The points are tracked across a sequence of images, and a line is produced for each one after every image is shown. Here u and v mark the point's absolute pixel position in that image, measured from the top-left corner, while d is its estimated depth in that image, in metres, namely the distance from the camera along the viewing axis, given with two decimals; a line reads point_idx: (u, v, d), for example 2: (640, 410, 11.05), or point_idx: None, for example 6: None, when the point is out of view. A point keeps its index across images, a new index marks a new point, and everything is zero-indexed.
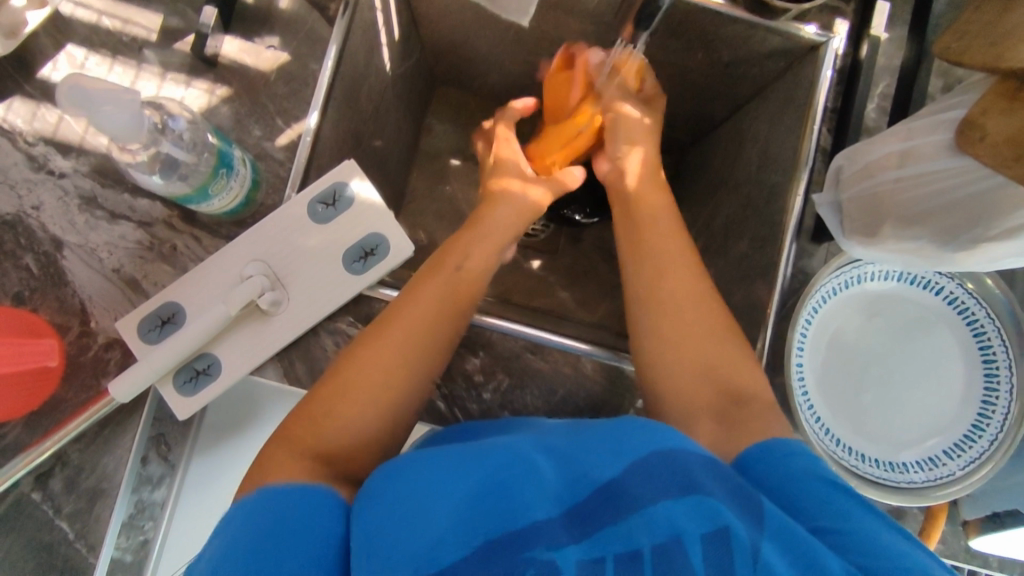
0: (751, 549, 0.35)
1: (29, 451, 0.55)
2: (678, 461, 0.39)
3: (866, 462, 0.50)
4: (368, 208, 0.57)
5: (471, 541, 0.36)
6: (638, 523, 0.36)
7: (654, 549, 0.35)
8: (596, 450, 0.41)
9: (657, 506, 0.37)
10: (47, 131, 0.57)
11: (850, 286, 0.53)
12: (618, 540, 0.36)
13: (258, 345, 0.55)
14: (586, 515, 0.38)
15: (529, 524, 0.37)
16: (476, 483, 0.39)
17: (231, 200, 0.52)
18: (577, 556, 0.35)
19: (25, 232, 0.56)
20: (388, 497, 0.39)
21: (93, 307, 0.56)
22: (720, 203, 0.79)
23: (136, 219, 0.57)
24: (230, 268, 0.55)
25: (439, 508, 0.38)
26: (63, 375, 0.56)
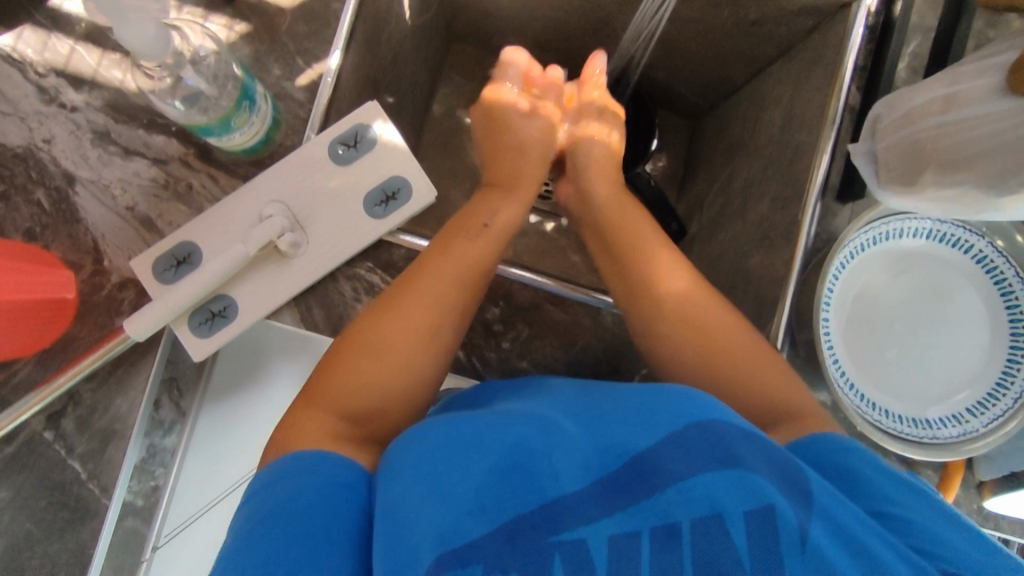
0: (797, 528, 0.33)
1: (41, 389, 0.54)
2: (714, 433, 0.37)
3: (889, 418, 0.50)
4: (391, 152, 0.56)
5: (499, 517, 0.34)
6: (673, 497, 0.34)
7: (692, 523, 0.33)
8: (626, 422, 0.39)
9: (697, 480, 0.35)
10: (59, 62, 0.55)
11: (881, 243, 0.52)
12: (653, 513, 0.34)
13: (276, 288, 0.54)
14: (617, 486, 0.36)
15: (559, 498, 0.35)
16: (502, 454, 0.37)
17: (254, 135, 0.51)
18: (610, 530, 0.34)
19: (37, 165, 0.55)
20: (407, 467, 0.37)
21: (106, 245, 0.55)
22: (738, 168, 0.77)
23: (151, 156, 0.56)
24: (248, 208, 0.54)
25: (463, 481, 0.36)
26: (76, 313, 0.55)
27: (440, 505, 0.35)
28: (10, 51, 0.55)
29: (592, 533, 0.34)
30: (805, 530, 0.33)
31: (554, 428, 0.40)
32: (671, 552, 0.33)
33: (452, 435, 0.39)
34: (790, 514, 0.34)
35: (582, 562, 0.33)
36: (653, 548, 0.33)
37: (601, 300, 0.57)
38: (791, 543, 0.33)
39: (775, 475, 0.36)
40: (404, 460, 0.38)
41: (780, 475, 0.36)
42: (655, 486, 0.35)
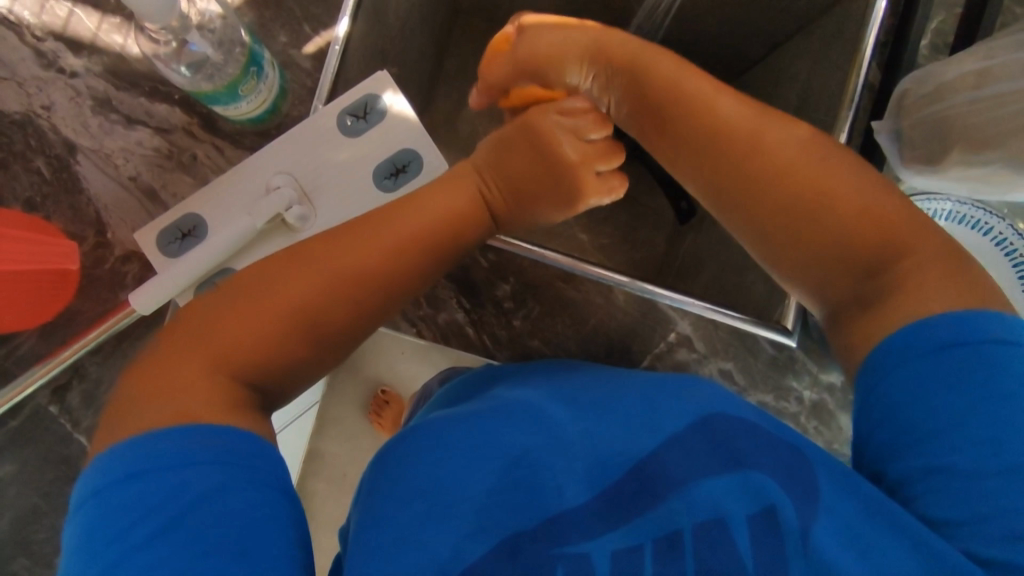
0: (798, 529, 0.34)
1: (46, 362, 0.53)
2: (716, 431, 0.38)
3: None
4: (401, 123, 0.54)
5: (499, 533, 0.34)
6: (677, 507, 0.35)
7: (695, 530, 0.34)
8: (627, 424, 0.39)
9: (699, 487, 0.35)
10: (57, 25, 0.53)
11: None
12: (655, 523, 0.34)
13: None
14: (619, 497, 0.36)
15: (562, 512, 0.35)
16: (500, 467, 0.37)
17: (261, 103, 0.49)
18: (611, 545, 0.34)
19: (36, 132, 0.53)
20: (400, 478, 0.37)
21: (109, 216, 0.54)
22: None
23: (154, 125, 0.54)
24: (255, 180, 0.53)
25: (469, 491, 0.35)
26: (79, 287, 0.54)
27: (438, 523, 0.34)
28: (6, 13, 0.53)
29: (595, 547, 0.34)
30: (807, 532, 0.34)
31: (549, 431, 0.39)
32: (674, 564, 0.33)
33: (447, 439, 0.38)
34: (795, 518, 0.34)
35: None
36: (657, 561, 0.33)
37: (613, 278, 0.57)
38: (795, 543, 0.34)
39: (784, 476, 0.36)
40: (399, 470, 0.37)
41: (786, 472, 0.36)
42: (657, 494, 0.35)
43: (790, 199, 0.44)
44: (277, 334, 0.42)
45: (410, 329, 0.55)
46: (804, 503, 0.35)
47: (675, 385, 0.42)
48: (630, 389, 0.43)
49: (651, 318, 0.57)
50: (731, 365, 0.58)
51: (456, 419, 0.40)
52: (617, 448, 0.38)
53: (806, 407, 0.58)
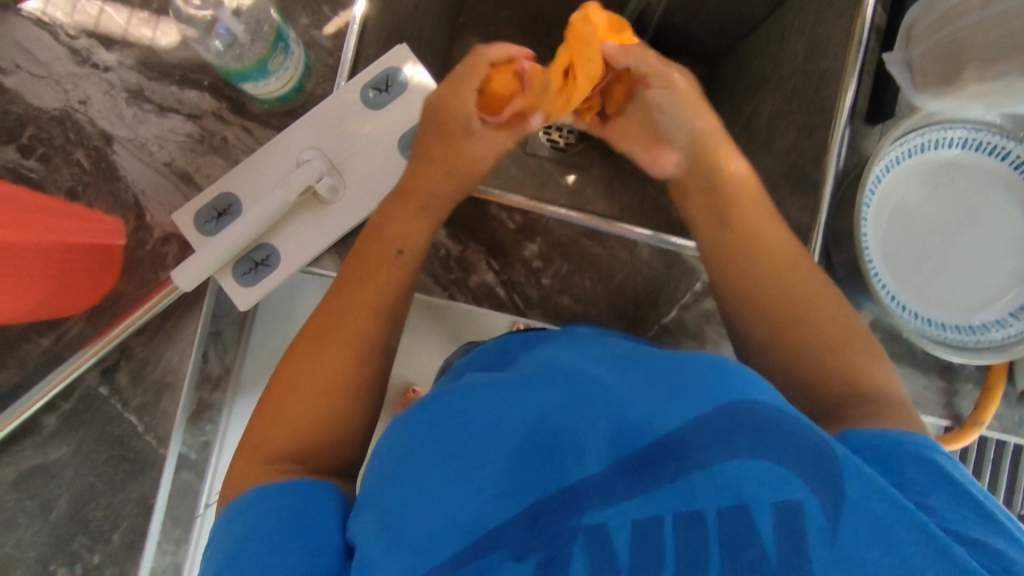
0: (825, 518, 0.31)
1: (96, 341, 0.55)
2: (749, 414, 0.33)
3: (932, 326, 0.51)
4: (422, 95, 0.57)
5: (515, 504, 0.32)
6: (699, 480, 0.32)
7: (717, 513, 0.31)
8: (649, 389, 0.36)
9: (723, 467, 0.32)
10: (89, 23, 0.56)
11: (917, 153, 0.52)
12: (676, 497, 0.32)
13: (316, 233, 0.55)
14: (642, 467, 0.33)
15: (582, 480, 0.33)
16: (515, 436, 0.35)
17: (289, 80, 0.51)
18: (631, 514, 0.31)
19: (74, 126, 0.56)
20: (414, 446, 0.36)
21: (147, 201, 0.56)
22: (760, 105, 0.75)
23: (185, 112, 0.56)
24: (285, 156, 0.55)
25: (478, 464, 0.34)
26: (122, 270, 0.56)
27: (454, 491, 0.33)
28: (40, 15, 0.55)
29: (614, 515, 0.31)
30: (839, 529, 0.30)
31: (565, 399, 0.37)
32: (696, 540, 0.30)
33: (463, 408, 0.38)
34: (821, 514, 0.31)
35: (607, 550, 0.30)
36: (677, 531, 0.30)
37: (639, 233, 0.57)
38: (821, 542, 0.30)
39: (804, 458, 0.32)
40: (415, 437, 0.37)
41: (811, 457, 0.33)
42: (681, 468, 0.32)
43: (765, 257, 0.50)
44: (320, 394, 0.44)
45: (442, 294, 0.56)
46: (830, 495, 0.32)
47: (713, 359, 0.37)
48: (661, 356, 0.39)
49: (675, 270, 0.58)
50: None
51: (473, 386, 0.39)
52: (639, 415, 0.35)
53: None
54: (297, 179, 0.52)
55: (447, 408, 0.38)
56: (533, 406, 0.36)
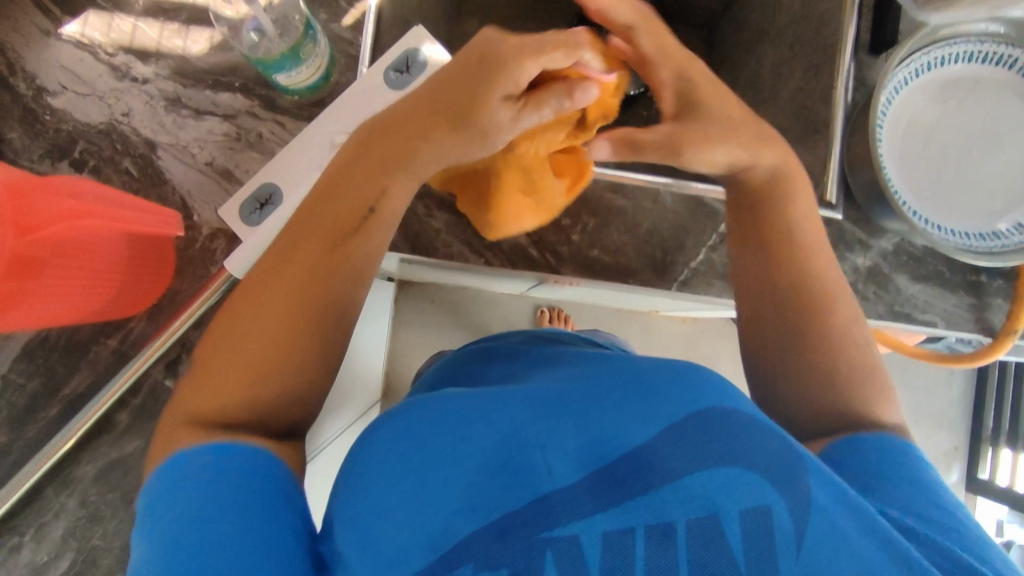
0: (791, 530, 0.31)
1: (161, 333, 0.58)
2: (718, 421, 0.34)
3: (957, 236, 0.53)
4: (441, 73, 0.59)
5: (486, 515, 0.33)
6: (669, 496, 0.32)
7: (687, 523, 0.31)
8: (618, 399, 0.37)
9: (692, 479, 0.32)
10: (125, 40, 0.60)
11: (923, 72, 0.54)
12: (648, 509, 0.32)
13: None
14: (613, 480, 0.33)
15: (553, 491, 0.33)
16: (488, 449, 0.36)
17: (318, 68, 0.55)
18: (603, 527, 0.31)
19: (120, 137, 0.59)
20: (385, 460, 0.37)
21: (194, 200, 0.59)
22: (762, 56, 0.77)
23: (221, 113, 0.60)
24: (319, 142, 0.58)
25: (450, 480, 0.34)
26: (177, 269, 0.58)
27: (426, 500, 0.34)
28: (80, 38, 0.59)
29: (587, 529, 0.31)
30: (802, 536, 0.31)
31: (539, 412, 0.37)
32: (665, 552, 0.31)
33: (437, 422, 0.38)
34: (786, 520, 0.32)
35: (575, 560, 0.31)
36: (647, 547, 0.31)
37: (658, 181, 0.60)
38: (785, 544, 0.31)
39: (770, 466, 0.33)
40: (387, 450, 0.38)
41: (775, 466, 0.33)
42: (650, 481, 0.32)
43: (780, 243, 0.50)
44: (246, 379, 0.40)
45: (479, 259, 0.59)
46: (797, 503, 0.32)
47: (684, 368, 0.38)
48: (630, 368, 0.40)
49: (700, 214, 0.60)
50: None
51: (447, 401, 0.40)
52: (610, 428, 0.35)
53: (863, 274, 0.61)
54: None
55: (420, 422, 0.39)
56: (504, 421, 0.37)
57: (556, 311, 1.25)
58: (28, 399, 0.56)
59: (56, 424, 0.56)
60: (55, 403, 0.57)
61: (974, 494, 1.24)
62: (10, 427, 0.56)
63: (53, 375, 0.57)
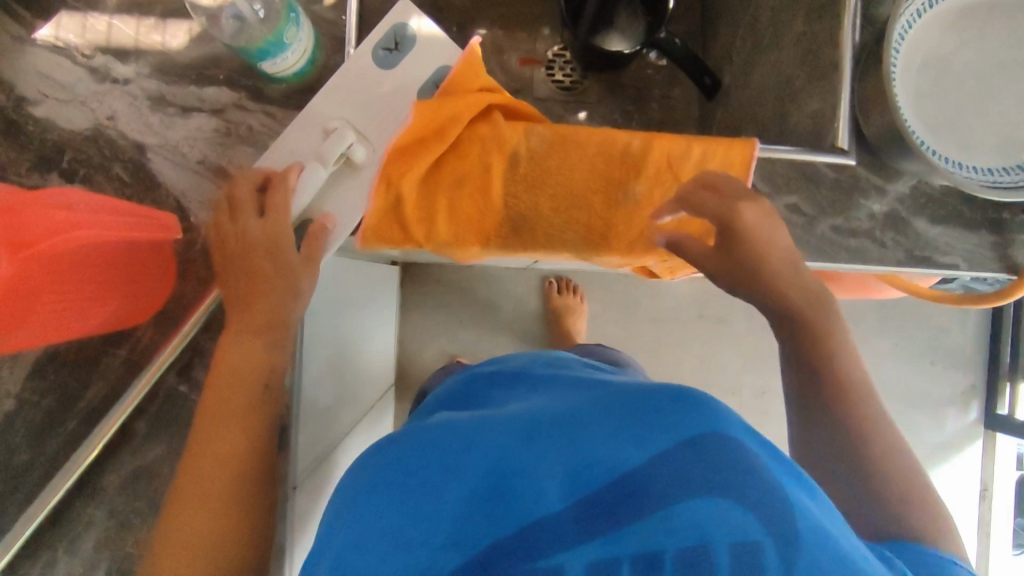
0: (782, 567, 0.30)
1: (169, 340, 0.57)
2: (702, 447, 0.36)
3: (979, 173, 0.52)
4: (432, 50, 0.58)
5: (474, 545, 0.35)
6: (657, 524, 0.33)
7: (676, 553, 0.32)
8: (605, 428, 0.39)
9: (681, 506, 0.33)
10: (102, 40, 0.58)
11: (936, 4, 0.53)
12: (635, 538, 0.33)
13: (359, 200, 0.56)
14: (600, 508, 0.35)
15: (539, 520, 0.35)
16: (479, 476, 0.38)
17: (303, 53, 0.54)
18: (589, 556, 0.33)
19: (107, 142, 0.57)
20: (387, 489, 0.41)
21: (189, 202, 0.58)
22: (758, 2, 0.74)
23: (208, 108, 0.58)
24: (310, 127, 0.56)
25: (442, 511, 0.37)
26: (179, 272, 0.58)
27: (421, 520, 0.37)
28: (54, 41, 0.57)
29: (571, 558, 0.33)
30: (792, 566, 0.30)
31: (527, 443, 0.40)
32: None
33: (435, 453, 0.42)
34: (777, 561, 0.30)
35: None
36: None
37: None
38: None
39: (762, 498, 0.33)
40: (388, 481, 0.42)
41: (765, 499, 0.33)
42: (639, 509, 0.34)
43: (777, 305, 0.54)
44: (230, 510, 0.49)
45: None
46: (786, 535, 0.32)
47: (671, 395, 0.40)
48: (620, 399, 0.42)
49: None
50: (796, 198, 0.59)
51: (442, 436, 0.44)
52: (600, 456, 0.37)
53: (880, 220, 0.59)
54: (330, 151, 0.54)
55: (420, 456, 0.42)
56: (494, 454, 0.40)
57: (564, 281, 1.25)
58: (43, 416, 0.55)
59: (76, 438, 0.55)
60: (72, 417, 0.56)
61: (993, 431, 1.25)
62: (31, 445, 0.54)
63: (67, 390, 0.56)
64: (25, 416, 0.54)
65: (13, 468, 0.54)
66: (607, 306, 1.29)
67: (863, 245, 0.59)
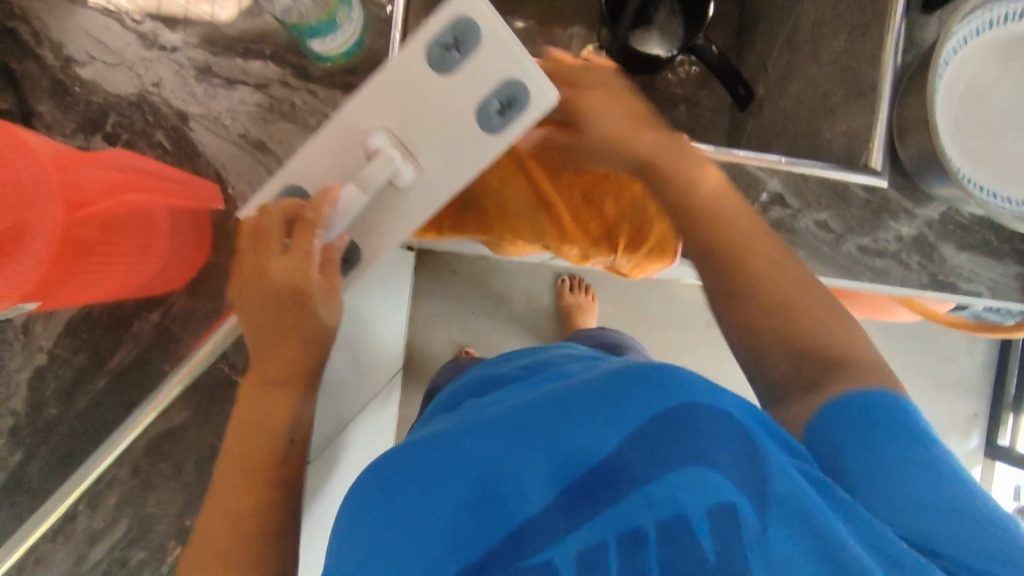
0: (756, 528, 0.32)
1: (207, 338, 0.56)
2: (671, 419, 0.36)
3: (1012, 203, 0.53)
4: (498, 47, 0.45)
5: (471, 554, 0.36)
6: (637, 502, 0.34)
7: (656, 527, 0.33)
8: (576, 415, 0.39)
9: (659, 482, 0.34)
10: (152, 7, 0.58)
11: (981, 33, 0.54)
12: (614, 519, 0.34)
13: (399, 223, 0.50)
14: (582, 495, 0.36)
15: (528, 520, 0.36)
16: (465, 484, 0.39)
17: (351, 35, 0.56)
18: (578, 545, 0.34)
19: (151, 109, 0.58)
20: (384, 506, 0.42)
21: (228, 173, 0.59)
22: (802, 15, 0.74)
23: (252, 82, 0.59)
24: (353, 138, 0.49)
25: (437, 521, 0.38)
26: (214, 244, 0.59)
27: (418, 536, 0.38)
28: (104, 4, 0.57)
29: (560, 551, 0.34)
30: (767, 532, 0.32)
31: (507, 440, 0.40)
32: (637, 559, 0.32)
33: (422, 466, 0.42)
34: (755, 519, 0.32)
35: None
36: (619, 556, 0.32)
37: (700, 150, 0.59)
38: (752, 536, 0.31)
39: (736, 462, 0.34)
40: (381, 495, 0.42)
41: (740, 460, 0.34)
42: (619, 490, 0.35)
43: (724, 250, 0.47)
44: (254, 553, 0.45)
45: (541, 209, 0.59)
46: (761, 497, 0.33)
47: (645, 368, 0.39)
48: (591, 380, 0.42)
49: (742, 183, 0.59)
50: (827, 215, 0.59)
51: (430, 444, 0.44)
52: (578, 446, 0.38)
53: (907, 243, 0.60)
54: (370, 176, 0.46)
55: (408, 470, 0.43)
56: (478, 453, 0.40)
57: (576, 279, 1.26)
58: (74, 374, 0.56)
59: (103, 397, 0.57)
60: (100, 377, 0.57)
61: (991, 459, 1.25)
62: (60, 400, 0.56)
63: (98, 350, 0.57)
64: (56, 373, 0.56)
65: (42, 421, 0.56)
66: (615, 306, 1.30)
67: (888, 267, 0.59)
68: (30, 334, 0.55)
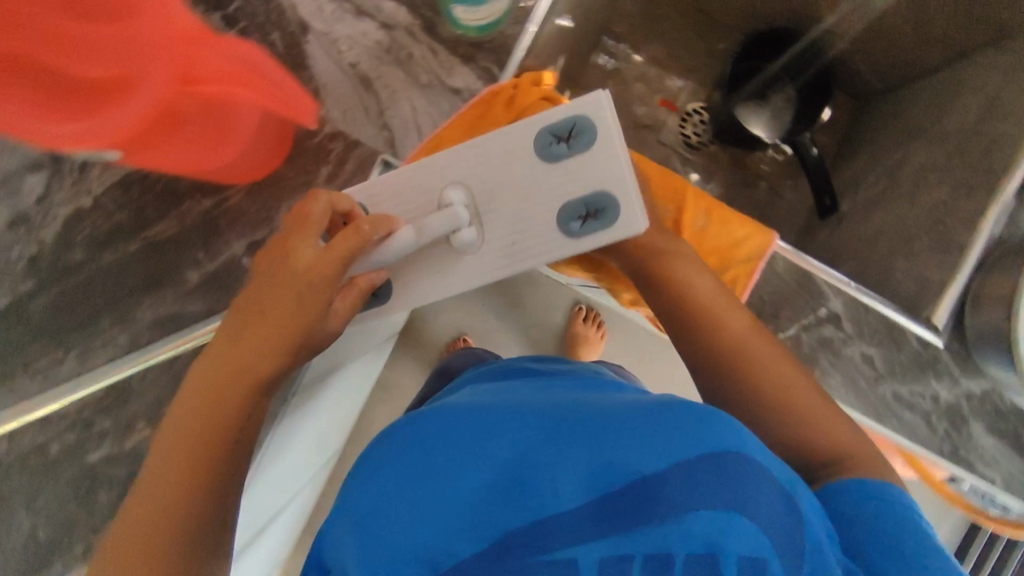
0: None
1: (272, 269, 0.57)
2: (725, 463, 0.34)
3: None
4: (610, 155, 0.46)
5: (487, 536, 0.35)
6: (670, 529, 0.32)
7: (684, 561, 0.32)
8: (623, 432, 0.37)
9: (696, 516, 0.32)
10: None
11: None
12: (648, 540, 0.33)
13: (444, 284, 0.51)
14: (617, 507, 0.34)
15: (554, 515, 0.35)
16: (493, 466, 0.38)
17: (494, 13, 0.56)
18: (600, 553, 0.33)
19: (277, 9, 0.58)
20: (402, 468, 0.41)
21: (326, 94, 0.59)
22: (912, 153, 0.73)
23: (380, 20, 0.59)
24: (431, 190, 0.51)
25: (455, 492, 0.37)
26: (288, 154, 0.59)
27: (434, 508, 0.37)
28: None
29: (584, 552, 0.33)
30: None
31: (540, 436, 0.39)
32: None
33: (445, 437, 0.41)
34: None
35: None
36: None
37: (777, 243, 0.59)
38: None
39: (775, 522, 0.33)
40: (402, 453, 0.42)
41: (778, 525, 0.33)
42: (655, 512, 0.33)
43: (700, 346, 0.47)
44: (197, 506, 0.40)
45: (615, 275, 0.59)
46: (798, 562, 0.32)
47: (693, 402, 0.37)
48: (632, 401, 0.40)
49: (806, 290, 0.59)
50: (875, 350, 0.59)
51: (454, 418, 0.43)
52: (620, 456, 0.35)
53: (940, 407, 0.59)
54: (431, 227, 0.47)
55: (428, 435, 0.42)
56: (506, 437, 0.39)
57: (591, 311, 1.22)
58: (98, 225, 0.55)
59: (131, 261, 0.56)
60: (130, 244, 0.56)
61: None
62: (89, 247, 0.55)
63: (141, 214, 0.57)
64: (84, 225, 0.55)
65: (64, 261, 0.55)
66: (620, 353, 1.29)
67: (914, 422, 0.59)
68: (85, 175, 0.55)
